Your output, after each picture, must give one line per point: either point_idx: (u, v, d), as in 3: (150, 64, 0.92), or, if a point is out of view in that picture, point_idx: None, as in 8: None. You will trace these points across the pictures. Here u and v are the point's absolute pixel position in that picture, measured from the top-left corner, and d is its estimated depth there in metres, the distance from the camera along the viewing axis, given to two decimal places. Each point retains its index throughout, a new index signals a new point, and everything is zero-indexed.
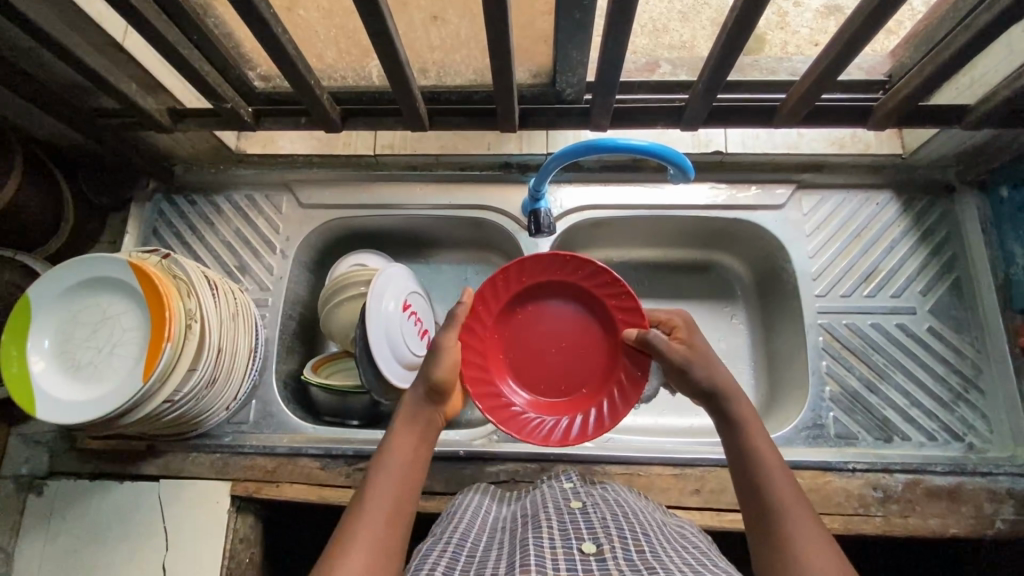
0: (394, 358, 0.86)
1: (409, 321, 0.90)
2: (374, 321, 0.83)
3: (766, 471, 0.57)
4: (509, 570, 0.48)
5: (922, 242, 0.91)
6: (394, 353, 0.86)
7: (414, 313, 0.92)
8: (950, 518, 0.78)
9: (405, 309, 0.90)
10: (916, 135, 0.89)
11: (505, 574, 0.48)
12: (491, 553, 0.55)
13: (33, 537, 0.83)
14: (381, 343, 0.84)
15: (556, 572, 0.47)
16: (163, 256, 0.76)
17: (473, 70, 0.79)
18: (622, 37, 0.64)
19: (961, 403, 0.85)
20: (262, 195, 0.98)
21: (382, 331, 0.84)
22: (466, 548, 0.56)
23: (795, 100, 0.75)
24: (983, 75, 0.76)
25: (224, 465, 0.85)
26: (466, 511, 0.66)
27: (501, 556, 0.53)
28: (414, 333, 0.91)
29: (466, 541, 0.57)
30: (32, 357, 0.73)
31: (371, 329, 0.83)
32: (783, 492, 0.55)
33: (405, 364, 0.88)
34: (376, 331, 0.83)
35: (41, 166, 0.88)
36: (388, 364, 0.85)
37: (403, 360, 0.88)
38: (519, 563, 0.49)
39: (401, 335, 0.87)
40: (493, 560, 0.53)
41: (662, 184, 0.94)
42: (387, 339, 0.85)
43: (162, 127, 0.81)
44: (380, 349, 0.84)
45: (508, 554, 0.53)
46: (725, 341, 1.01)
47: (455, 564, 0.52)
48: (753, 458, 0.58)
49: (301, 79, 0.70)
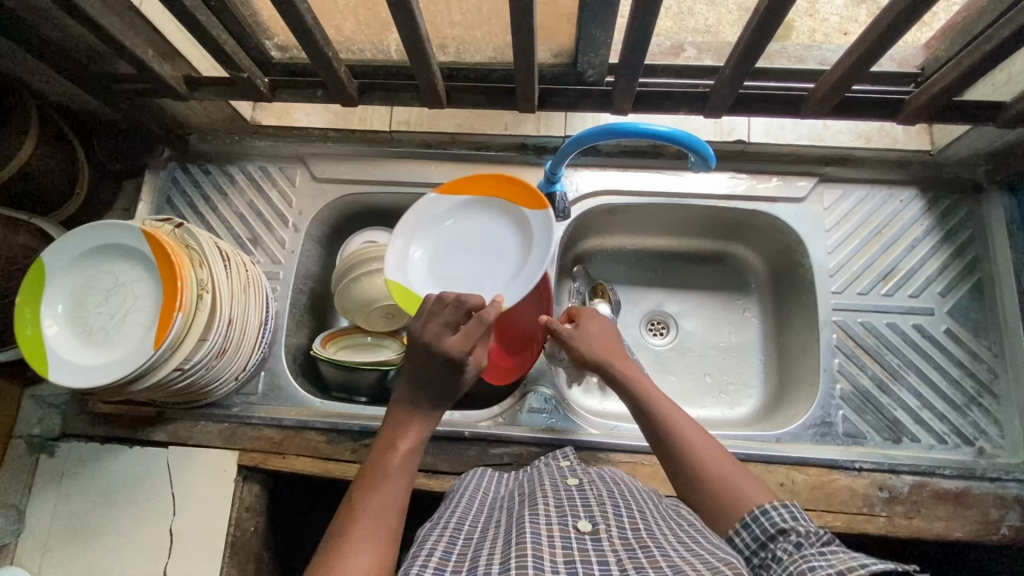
0: (442, 226, 0.88)
1: (490, 255, 0.86)
2: (418, 287, 0.85)
3: (672, 425, 0.67)
4: (504, 552, 0.48)
5: (945, 241, 0.89)
6: (434, 224, 0.88)
7: (481, 249, 0.87)
8: (955, 521, 0.77)
9: (481, 245, 0.87)
10: (947, 131, 0.86)
11: (501, 556, 0.48)
12: (487, 531, 0.56)
13: (46, 496, 0.85)
14: (429, 249, 0.88)
15: (552, 549, 0.47)
16: (176, 225, 0.76)
17: (494, 47, 0.77)
18: (649, 18, 0.62)
19: (973, 407, 0.84)
20: (276, 167, 0.98)
21: (452, 274, 0.86)
22: (463, 530, 0.56)
23: (824, 91, 0.72)
24: (1021, 72, 0.73)
25: (232, 434, 0.86)
26: (461, 495, 0.66)
27: (498, 536, 0.53)
28: (490, 262, 0.86)
29: (463, 525, 0.57)
30: (47, 320, 0.73)
31: (418, 290, 0.85)
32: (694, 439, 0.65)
33: (448, 214, 0.89)
34: (433, 287, 0.86)
35: (56, 130, 0.87)
36: (411, 223, 0.87)
37: (444, 222, 0.89)
38: (514, 542, 0.49)
39: (490, 258, 0.86)
40: (488, 540, 0.53)
41: (682, 172, 0.93)
42: (442, 246, 0.88)
43: (179, 96, 0.80)
44: (434, 243, 0.88)
45: (504, 531, 0.54)
46: (736, 334, 1.00)
47: (450, 544, 0.53)
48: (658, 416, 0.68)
49: (319, 51, 0.69)
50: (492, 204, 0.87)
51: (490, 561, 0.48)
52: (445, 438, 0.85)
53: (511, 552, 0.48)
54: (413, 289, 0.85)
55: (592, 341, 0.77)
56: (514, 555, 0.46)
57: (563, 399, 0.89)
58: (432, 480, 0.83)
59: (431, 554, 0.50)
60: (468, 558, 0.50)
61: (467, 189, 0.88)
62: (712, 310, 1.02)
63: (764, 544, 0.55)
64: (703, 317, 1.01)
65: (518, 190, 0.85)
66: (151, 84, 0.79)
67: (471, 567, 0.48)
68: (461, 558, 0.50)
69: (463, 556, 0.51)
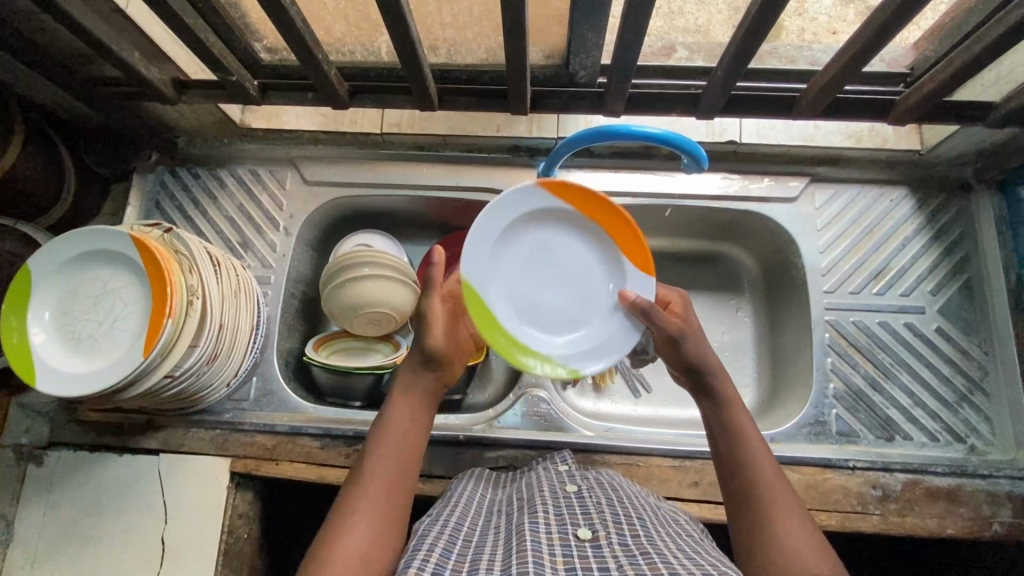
0: (532, 233, 0.71)
1: (571, 298, 0.72)
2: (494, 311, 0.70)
3: (756, 462, 0.60)
4: (505, 560, 0.48)
5: (936, 240, 0.90)
6: (525, 224, 0.70)
7: (563, 286, 0.72)
8: (947, 519, 0.78)
9: (564, 281, 0.72)
10: (936, 131, 0.87)
11: (502, 564, 0.47)
12: (485, 535, 0.55)
13: (34, 507, 0.84)
14: (511, 255, 0.71)
15: (553, 557, 0.47)
16: (165, 230, 0.75)
17: (485, 48, 0.77)
18: (641, 19, 0.61)
19: (965, 405, 0.84)
20: (266, 170, 0.97)
21: (527, 297, 0.72)
22: (462, 530, 0.56)
23: (817, 90, 0.72)
24: (1010, 71, 0.74)
25: (224, 441, 0.86)
26: (459, 495, 0.65)
27: (497, 542, 0.53)
28: (569, 310, 0.72)
29: (462, 525, 0.57)
30: (34, 329, 0.72)
31: (492, 305, 0.70)
32: (772, 483, 0.58)
33: (534, 222, 0.71)
34: (504, 307, 0.71)
35: (41, 134, 0.86)
36: (502, 224, 0.69)
37: (531, 228, 0.71)
38: (515, 549, 0.49)
39: (573, 293, 0.72)
40: (487, 545, 0.53)
41: (674, 173, 0.93)
42: (524, 262, 0.71)
43: (166, 99, 0.79)
44: (521, 250, 0.71)
45: (503, 538, 0.53)
46: (729, 333, 1.00)
47: (450, 543, 0.52)
48: (744, 448, 0.61)
49: (309, 53, 0.68)
50: (591, 224, 0.71)
51: (490, 567, 0.48)
52: (439, 442, 0.84)
53: (511, 559, 0.47)
54: (489, 306, 0.69)
55: (698, 342, 0.67)
56: (515, 562, 0.46)
57: (557, 403, 0.88)
58: (427, 485, 0.82)
59: (431, 551, 0.50)
60: (468, 560, 0.50)
61: (571, 197, 0.70)
62: (706, 310, 1.02)
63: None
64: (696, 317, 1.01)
65: (624, 230, 0.70)
66: (139, 87, 0.78)
67: (471, 571, 0.48)
68: (461, 559, 0.50)
69: (462, 558, 0.50)
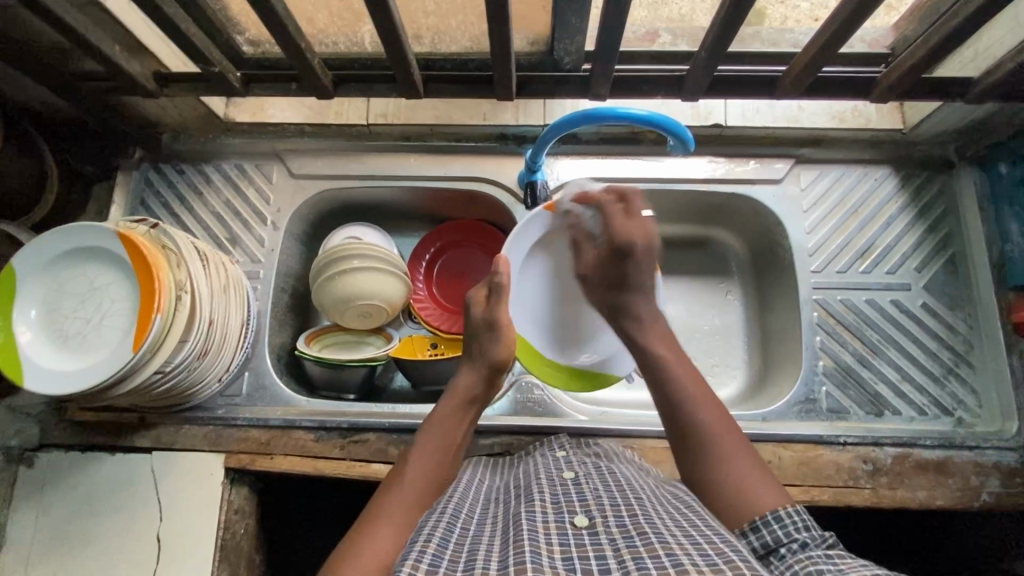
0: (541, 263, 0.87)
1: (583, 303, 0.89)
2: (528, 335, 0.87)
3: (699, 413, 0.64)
4: (502, 549, 0.48)
5: (920, 217, 0.91)
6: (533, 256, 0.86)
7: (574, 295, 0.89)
8: (936, 490, 0.79)
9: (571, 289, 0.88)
10: (917, 109, 0.88)
11: (499, 553, 0.48)
12: (483, 524, 0.56)
13: (26, 509, 0.83)
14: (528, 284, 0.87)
15: (549, 545, 0.47)
16: (152, 226, 0.74)
17: (470, 36, 0.77)
18: (623, 4, 0.62)
19: (951, 378, 0.86)
20: (252, 165, 0.96)
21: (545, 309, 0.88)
22: (460, 518, 0.56)
23: (799, 70, 0.73)
24: (988, 47, 0.75)
25: (217, 437, 0.85)
26: (458, 482, 0.66)
27: (494, 532, 0.53)
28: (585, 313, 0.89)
29: (460, 512, 0.57)
30: (20, 327, 0.71)
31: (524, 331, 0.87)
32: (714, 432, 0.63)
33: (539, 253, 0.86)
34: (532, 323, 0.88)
35: (21, 132, 0.85)
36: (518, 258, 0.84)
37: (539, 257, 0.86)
38: (512, 539, 0.49)
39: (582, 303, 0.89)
40: (484, 535, 0.53)
41: (662, 157, 0.93)
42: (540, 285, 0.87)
43: (149, 93, 0.79)
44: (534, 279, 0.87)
45: (501, 528, 0.54)
46: (719, 316, 1.01)
47: (448, 532, 0.52)
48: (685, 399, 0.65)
49: (291, 42, 0.67)
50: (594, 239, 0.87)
51: (488, 557, 0.48)
52: None
53: (508, 549, 0.48)
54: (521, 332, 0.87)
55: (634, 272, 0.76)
56: (512, 551, 0.47)
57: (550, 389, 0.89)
58: None
59: (429, 541, 0.50)
60: (465, 550, 0.50)
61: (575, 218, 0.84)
62: (696, 294, 1.02)
63: (778, 549, 0.53)
64: (687, 301, 1.02)
65: None
66: (120, 82, 0.77)
67: (468, 562, 0.48)
68: (459, 549, 0.50)
69: (459, 547, 0.50)
